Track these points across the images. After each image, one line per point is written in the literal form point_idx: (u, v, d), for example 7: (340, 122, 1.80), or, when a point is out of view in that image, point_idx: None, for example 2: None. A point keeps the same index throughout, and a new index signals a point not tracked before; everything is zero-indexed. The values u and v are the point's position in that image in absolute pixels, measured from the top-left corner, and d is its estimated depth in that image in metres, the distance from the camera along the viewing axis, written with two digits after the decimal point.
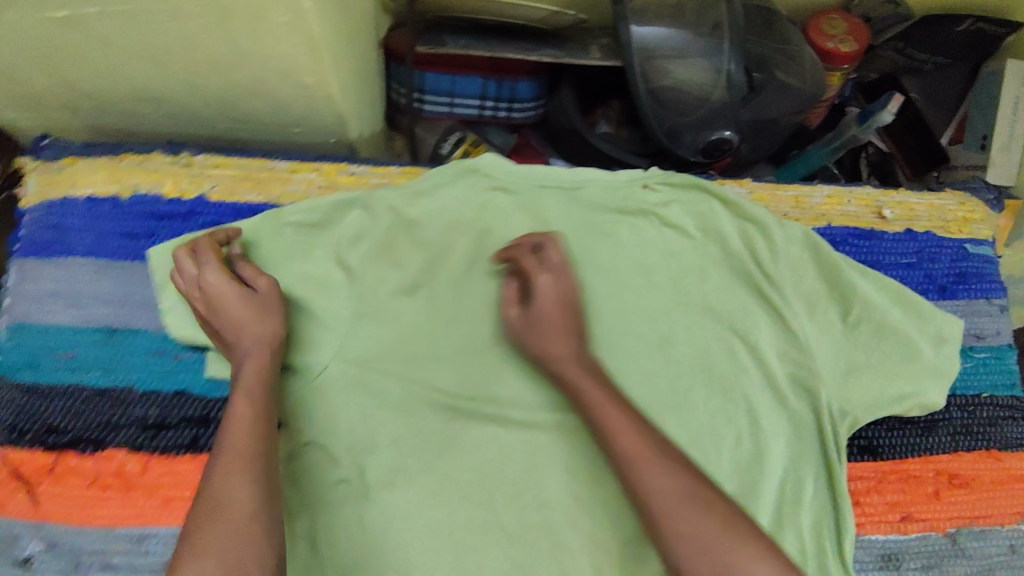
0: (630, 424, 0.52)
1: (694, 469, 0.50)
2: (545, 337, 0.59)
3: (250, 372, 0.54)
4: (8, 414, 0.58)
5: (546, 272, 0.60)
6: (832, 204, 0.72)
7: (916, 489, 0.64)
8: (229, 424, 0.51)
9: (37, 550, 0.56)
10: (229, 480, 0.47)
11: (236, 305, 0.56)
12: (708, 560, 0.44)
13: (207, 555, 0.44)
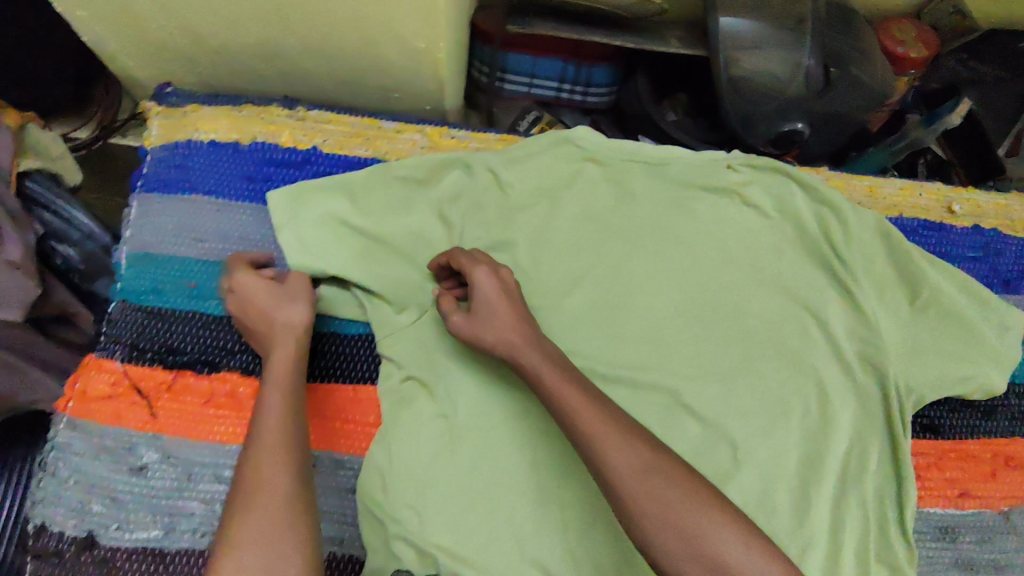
0: (577, 395, 0.51)
1: (650, 441, 0.48)
2: (488, 329, 0.57)
3: (281, 364, 0.56)
4: (130, 332, 0.63)
5: (478, 270, 0.60)
6: (903, 195, 0.77)
7: (973, 468, 0.67)
8: (262, 416, 0.52)
9: (152, 459, 0.59)
10: (266, 468, 0.48)
11: (264, 301, 0.60)
12: (677, 533, 0.43)
13: (247, 541, 0.44)
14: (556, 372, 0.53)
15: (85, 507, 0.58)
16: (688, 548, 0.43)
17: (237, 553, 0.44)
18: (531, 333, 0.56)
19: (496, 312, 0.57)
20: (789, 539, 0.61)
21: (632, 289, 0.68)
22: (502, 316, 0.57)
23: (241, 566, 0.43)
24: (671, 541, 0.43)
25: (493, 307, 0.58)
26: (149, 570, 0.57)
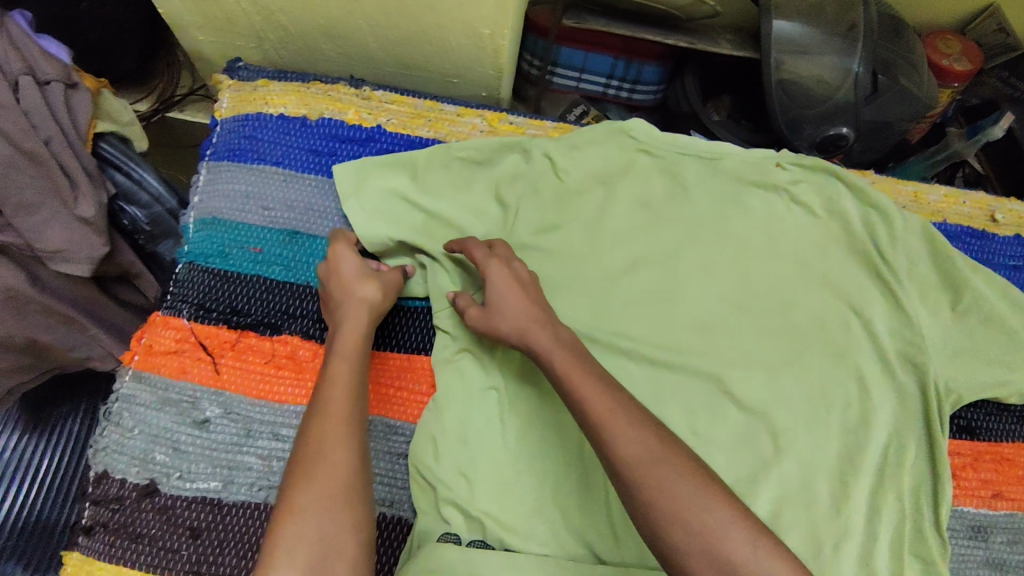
0: (589, 383, 0.52)
1: (661, 433, 0.49)
2: (502, 318, 0.59)
3: (351, 340, 0.57)
4: (197, 293, 0.65)
5: (491, 262, 0.62)
6: (947, 202, 0.79)
7: (1008, 471, 0.69)
8: (329, 386, 0.53)
9: (214, 414, 0.62)
10: (330, 439, 0.49)
11: (352, 278, 0.62)
12: (682, 525, 0.44)
13: (308, 506, 0.45)
14: (569, 361, 0.54)
15: (147, 456, 0.60)
16: (693, 540, 0.43)
17: (298, 516, 0.45)
18: (544, 321, 0.58)
19: (508, 301, 0.59)
20: (825, 527, 0.63)
21: (680, 279, 0.70)
22: (517, 305, 0.59)
23: (300, 531, 0.44)
24: (677, 532, 0.44)
25: (505, 297, 0.60)
26: (206, 519, 0.59)
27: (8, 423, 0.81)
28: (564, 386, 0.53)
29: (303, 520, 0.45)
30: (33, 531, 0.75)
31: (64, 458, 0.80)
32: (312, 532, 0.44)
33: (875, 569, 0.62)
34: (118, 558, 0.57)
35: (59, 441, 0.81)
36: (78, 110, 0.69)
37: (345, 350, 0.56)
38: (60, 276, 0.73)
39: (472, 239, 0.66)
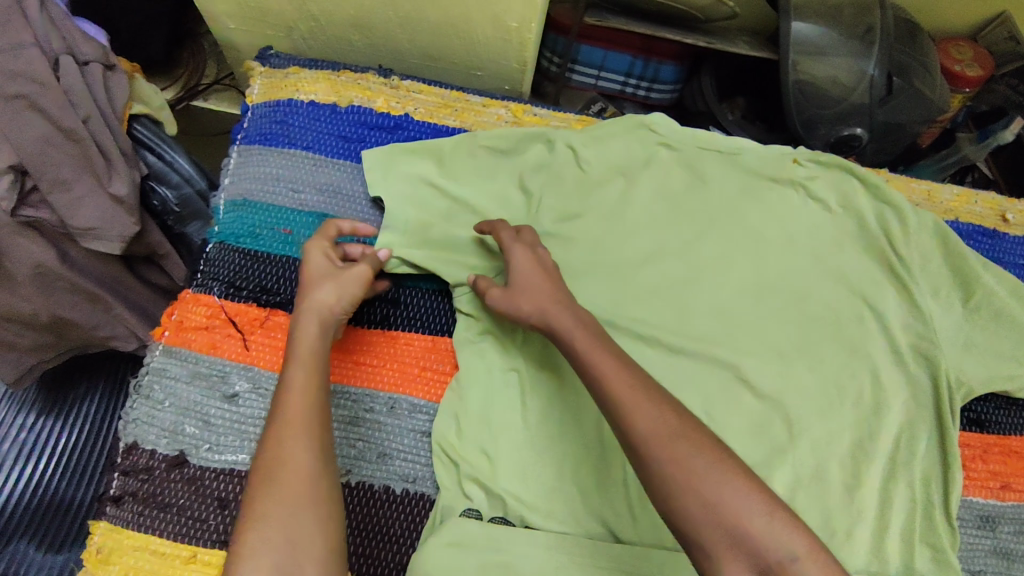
0: (611, 363, 0.54)
1: (679, 410, 0.51)
2: (525, 299, 0.60)
3: (309, 341, 0.56)
4: (228, 271, 0.67)
5: (516, 246, 0.64)
6: (959, 202, 0.80)
7: (1016, 463, 0.70)
8: (284, 392, 0.53)
9: (243, 388, 0.63)
10: (287, 446, 0.50)
11: (316, 275, 0.61)
12: (699, 498, 0.46)
13: (266, 518, 0.46)
14: (589, 340, 0.56)
15: (176, 429, 0.61)
16: (710, 513, 0.45)
17: (257, 528, 0.46)
18: (566, 302, 0.59)
19: (531, 284, 0.61)
20: (838, 513, 0.64)
21: (698, 269, 0.72)
22: (538, 288, 0.61)
23: (261, 539, 0.45)
24: (693, 505, 0.46)
25: (530, 279, 0.61)
26: (235, 490, 0.60)
27: (26, 404, 0.82)
28: (584, 366, 0.55)
29: (261, 532, 0.46)
30: (50, 508, 0.76)
31: (82, 438, 0.82)
32: (271, 542, 0.45)
33: (886, 555, 0.63)
34: (146, 527, 0.58)
35: (76, 420, 0.82)
36: (115, 90, 0.72)
37: (304, 353, 0.55)
38: (89, 255, 0.75)
39: (501, 223, 0.67)
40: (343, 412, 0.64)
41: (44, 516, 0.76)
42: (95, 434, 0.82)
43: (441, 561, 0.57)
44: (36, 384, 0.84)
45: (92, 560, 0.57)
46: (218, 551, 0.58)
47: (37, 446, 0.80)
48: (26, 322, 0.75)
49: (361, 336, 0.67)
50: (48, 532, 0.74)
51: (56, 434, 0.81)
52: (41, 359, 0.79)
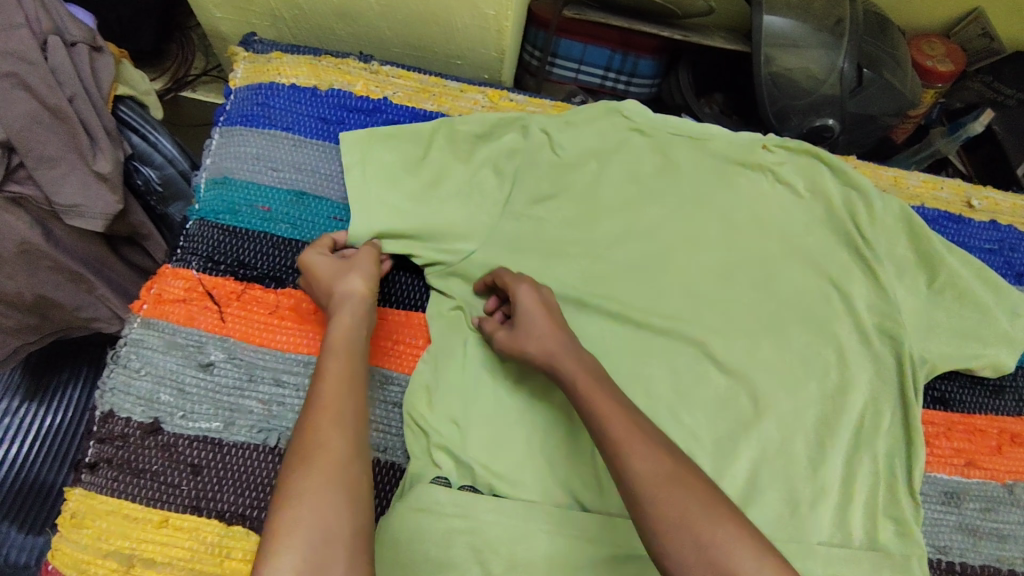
0: (600, 390, 0.54)
1: (676, 452, 0.49)
2: (529, 341, 0.61)
3: (344, 330, 0.58)
4: (207, 246, 0.68)
5: (519, 283, 0.64)
6: (926, 188, 0.82)
7: (981, 441, 0.71)
8: (319, 377, 0.54)
9: (219, 358, 0.64)
10: (323, 431, 0.50)
11: (331, 270, 0.63)
12: (691, 538, 0.44)
13: (303, 496, 0.47)
14: (590, 380, 0.55)
15: (152, 397, 0.63)
16: (703, 556, 0.43)
17: (292, 509, 0.46)
18: (569, 345, 0.59)
19: (535, 328, 0.61)
20: (803, 485, 0.65)
21: (669, 250, 0.73)
22: (541, 329, 0.61)
23: (296, 520, 0.46)
24: (685, 549, 0.44)
25: (533, 319, 0.61)
26: (208, 457, 0.61)
27: (11, 386, 0.83)
28: (585, 407, 0.54)
29: (298, 512, 0.46)
30: (34, 488, 0.77)
31: (66, 421, 0.83)
32: (309, 522, 0.46)
33: (849, 528, 0.64)
34: (120, 491, 0.60)
35: (60, 404, 0.84)
36: (101, 71, 0.74)
37: (332, 342, 0.57)
38: (72, 234, 0.76)
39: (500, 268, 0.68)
40: None
41: (25, 497, 0.77)
42: (78, 417, 0.83)
43: (408, 525, 0.58)
44: (18, 364, 0.85)
45: (65, 526, 0.59)
46: (189, 515, 0.59)
47: (22, 429, 0.81)
48: (8, 302, 0.76)
49: None
50: (29, 514, 0.75)
51: (39, 415, 0.82)
52: (24, 341, 0.81)
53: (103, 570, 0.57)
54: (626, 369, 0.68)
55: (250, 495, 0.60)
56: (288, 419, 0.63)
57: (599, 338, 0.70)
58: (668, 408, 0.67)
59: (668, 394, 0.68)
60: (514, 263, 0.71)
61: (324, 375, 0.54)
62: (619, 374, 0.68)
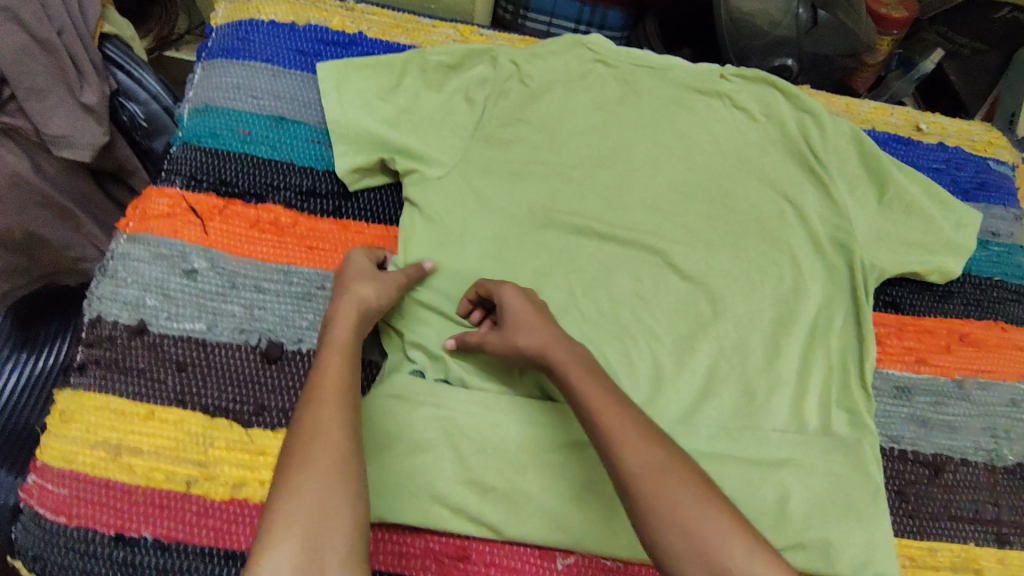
0: (593, 384, 0.56)
1: (665, 441, 0.52)
2: (523, 334, 0.61)
3: (346, 329, 0.59)
4: (190, 167, 0.71)
5: (505, 284, 0.65)
6: (876, 114, 0.86)
7: (930, 340, 0.75)
8: (320, 374, 0.55)
9: (202, 266, 0.67)
10: (324, 421, 0.51)
11: (353, 272, 0.65)
12: (682, 534, 0.47)
13: (303, 486, 0.47)
14: (581, 371, 0.57)
15: (138, 302, 0.66)
16: (692, 546, 0.47)
17: (292, 496, 0.47)
18: (563, 337, 0.61)
19: (527, 321, 0.62)
20: (758, 378, 0.69)
21: (631, 169, 0.77)
22: (533, 324, 0.62)
23: (297, 506, 0.46)
24: (675, 538, 0.47)
25: (522, 317, 0.62)
26: (192, 355, 0.64)
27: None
28: (578, 398, 0.56)
29: (297, 499, 0.46)
30: (17, 435, 0.73)
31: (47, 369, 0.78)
32: (310, 507, 0.46)
33: (803, 416, 0.68)
34: (108, 389, 0.63)
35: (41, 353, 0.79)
36: (88, 7, 0.77)
37: (337, 341, 0.58)
38: (61, 169, 0.80)
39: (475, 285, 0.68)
40: (295, 289, 0.68)
41: (11, 444, 0.73)
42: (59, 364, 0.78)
43: (382, 409, 0.63)
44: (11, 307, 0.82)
45: (55, 421, 0.61)
46: (174, 408, 0.62)
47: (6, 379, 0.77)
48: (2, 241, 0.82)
49: (312, 224, 0.71)
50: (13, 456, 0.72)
51: (26, 361, 0.78)
52: (16, 286, 0.89)
53: (92, 458, 0.60)
54: (591, 277, 0.72)
55: (232, 390, 0.64)
56: (269, 322, 0.66)
57: (565, 249, 0.73)
58: (630, 310, 0.71)
59: (631, 298, 0.72)
60: (485, 183, 0.74)
61: (325, 368, 0.55)
62: (586, 280, 0.72)
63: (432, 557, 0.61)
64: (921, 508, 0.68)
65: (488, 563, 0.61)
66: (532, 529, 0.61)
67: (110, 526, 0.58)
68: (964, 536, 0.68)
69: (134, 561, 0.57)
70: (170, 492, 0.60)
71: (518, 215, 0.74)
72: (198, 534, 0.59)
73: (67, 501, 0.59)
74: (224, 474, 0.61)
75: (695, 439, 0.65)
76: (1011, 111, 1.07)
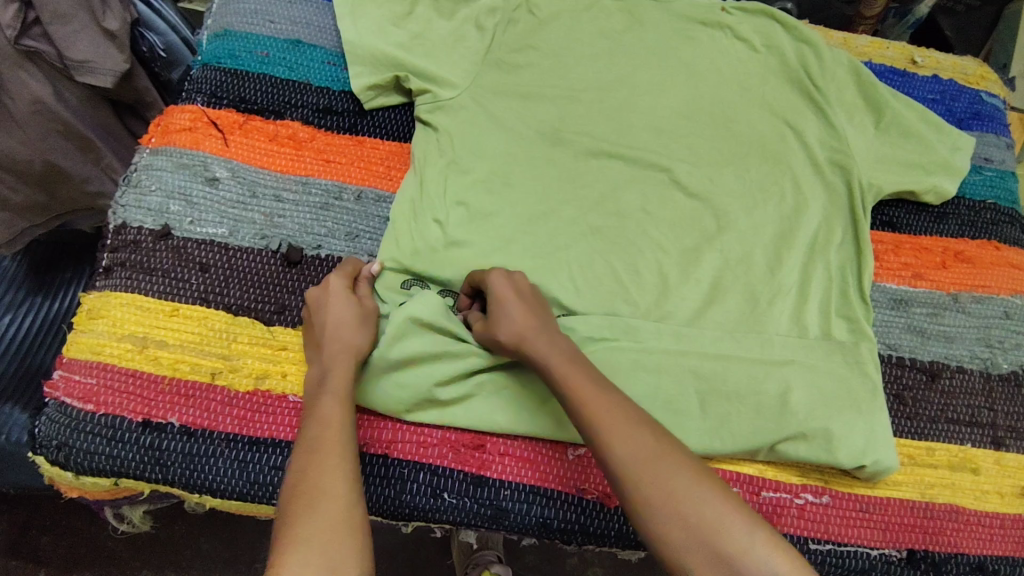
0: (582, 379, 0.55)
1: (654, 429, 0.53)
2: (501, 327, 0.60)
3: (343, 376, 0.58)
4: (211, 86, 0.74)
5: (492, 272, 0.63)
6: (873, 47, 0.89)
7: (927, 258, 0.78)
8: (322, 426, 0.54)
9: (223, 176, 0.70)
10: (325, 475, 0.50)
11: (342, 313, 0.61)
12: (685, 526, 0.47)
13: (309, 543, 0.46)
14: (566, 362, 0.56)
15: (162, 208, 0.68)
16: (695, 536, 0.47)
17: (298, 552, 0.46)
18: (541, 326, 0.59)
19: (507, 311, 0.60)
20: (761, 286, 0.72)
21: (636, 94, 0.79)
22: (512, 311, 0.60)
23: (304, 561, 0.45)
24: (675, 531, 0.48)
25: (505, 306, 0.60)
26: (215, 258, 0.67)
27: (20, 277, 0.87)
28: (564, 391, 0.55)
29: (304, 555, 0.46)
30: (28, 373, 0.80)
31: (61, 313, 0.85)
32: (317, 562, 0.45)
33: (806, 322, 0.70)
34: (133, 288, 0.65)
35: (57, 299, 0.86)
36: None
37: (332, 389, 0.56)
38: (82, 98, 0.78)
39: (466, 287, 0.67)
40: (314, 199, 0.71)
41: (23, 381, 0.80)
42: (71, 310, 0.85)
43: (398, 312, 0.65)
44: (24, 253, 0.89)
45: (83, 318, 0.64)
46: (198, 306, 0.65)
47: (26, 320, 0.84)
48: (21, 172, 0.78)
49: (329, 140, 0.74)
50: (25, 393, 0.78)
51: (45, 304, 0.86)
52: (33, 223, 0.84)
53: (119, 350, 0.62)
54: (598, 194, 0.74)
55: (256, 290, 0.66)
56: (289, 228, 0.69)
57: (573, 166, 0.75)
58: (638, 225, 0.73)
59: (637, 214, 0.74)
60: (495, 105, 0.76)
61: (323, 418, 0.54)
62: (593, 197, 0.74)
63: (449, 446, 0.63)
64: (919, 411, 0.70)
65: (503, 453, 0.63)
66: (547, 420, 0.63)
67: (137, 413, 0.61)
68: (962, 438, 0.70)
69: (160, 444, 0.60)
70: (195, 382, 0.62)
71: (526, 138, 0.76)
72: (222, 421, 0.61)
73: (95, 390, 0.61)
74: (247, 366, 0.63)
75: (700, 338, 0.68)
76: (1003, 63, 1.09)
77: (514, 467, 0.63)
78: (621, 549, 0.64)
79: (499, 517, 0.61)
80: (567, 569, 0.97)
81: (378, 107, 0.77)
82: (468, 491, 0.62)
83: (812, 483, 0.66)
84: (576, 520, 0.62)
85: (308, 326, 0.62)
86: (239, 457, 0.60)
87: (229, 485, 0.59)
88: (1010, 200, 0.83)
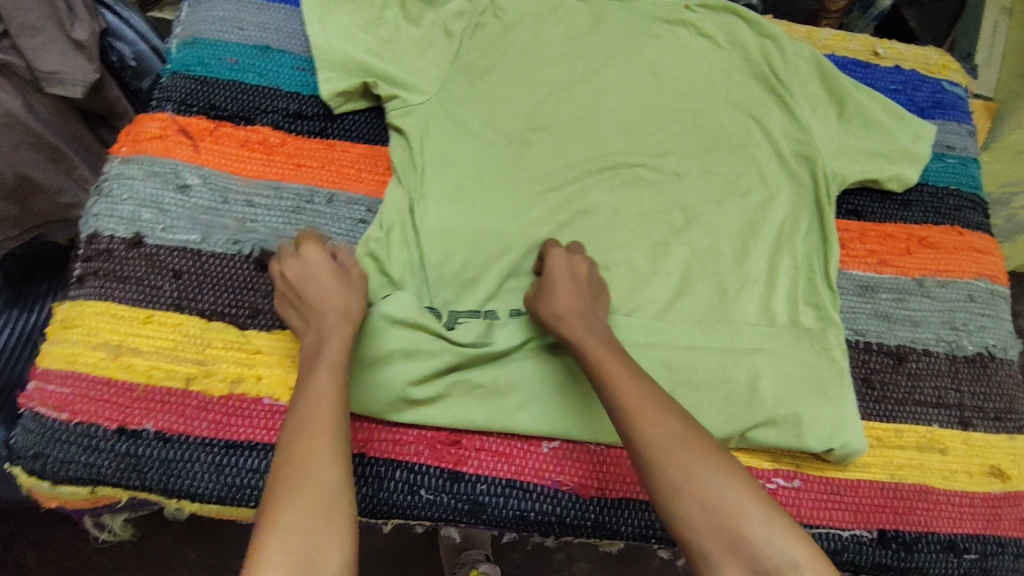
0: (620, 368, 0.57)
1: (683, 417, 0.54)
2: (547, 302, 0.64)
3: (334, 347, 0.58)
4: (180, 93, 0.74)
5: (553, 250, 0.68)
6: (836, 40, 0.91)
7: (892, 244, 0.79)
8: (314, 398, 0.54)
9: (195, 181, 0.70)
10: (315, 448, 0.51)
11: (329, 276, 0.63)
12: (701, 508, 0.48)
13: (294, 513, 0.47)
14: (602, 352, 0.59)
15: (134, 217, 0.68)
16: (713, 519, 0.47)
17: (282, 523, 0.46)
18: (581, 313, 0.62)
19: (558, 291, 0.64)
20: (729, 276, 0.73)
21: (604, 93, 0.80)
22: (566, 289, 0.64)
23: (288, 532, 0.46)
24: (693, 512, 0.48)
25: (559, 282, 0.65)
26: (189, 264, 0.67)
27: None
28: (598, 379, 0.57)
29: (286, 525, 0.46)
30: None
31: (34, 326, 0.85)
32: (300, 534, 0.46)
33: (774, 311, 0.72)
34: (106, 296, 0.65)
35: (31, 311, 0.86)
36: None
37: (327, 360, 0.57)
38: (53, 109, 0.78)
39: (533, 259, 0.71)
40: (286, 204, 0.72)
41: None
42: (44, 322, 0.85)
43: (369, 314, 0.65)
44: None
45: (56, 328, 0.64)
46: (171, 312, 0.65)
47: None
48: None
49: (299, 144, 0.75)
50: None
51: (19, 317, 0.85)
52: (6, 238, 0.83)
53: (93, 359, 0.62)
54: (568, 192, 0.75)
55: (229, 295, 0.67)
56: (261, 232, 0.70)
57: (543, 165, 0.76)
58: (608, 220, 0.74)
59: (607, 210, 0.75)
60: (464, 106, 0.77)
61: (317, 392, 0.55)
62: (563, 194, 0.75)
63: (424, 443, 0.64)
64: (887, 393, 0.72)
65: (478, 448, 0.64)
66: (521, 416, 0.64)
67: (113, 420, 0.61)
68: (931, 419, 0.71)
69: (137, 451, 0.60)
70: (170, 388, 0.62)
71: (495, 138, 0.76)
72: (198, 425, 0.62)
73: (70, 399, 0.61)
74: (221, 370, 0.64)
75: (670, 330, 0.69)
76: (966, 53, 1.11)
77: (490, 462, 0.64)
78: (599, 539, 0.65)
79: (476, 511, 0.62)
80: (552, 564, 0.98)
81: (347, 112, 0.78)
82: (444, 487, 0.63)
83: (784, 467, 0.67)
84: (552, 511, 0.63)
85: (294, 298, 0.63)
86: (216, 460, 0.61)
87: (205, 489, 0.60)
88: (973, 186, 0.84)
